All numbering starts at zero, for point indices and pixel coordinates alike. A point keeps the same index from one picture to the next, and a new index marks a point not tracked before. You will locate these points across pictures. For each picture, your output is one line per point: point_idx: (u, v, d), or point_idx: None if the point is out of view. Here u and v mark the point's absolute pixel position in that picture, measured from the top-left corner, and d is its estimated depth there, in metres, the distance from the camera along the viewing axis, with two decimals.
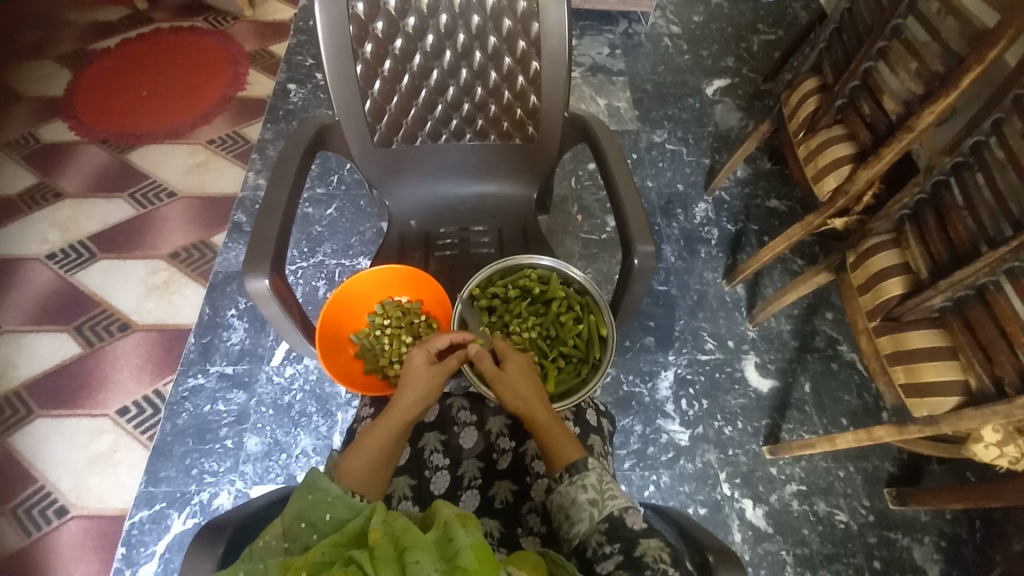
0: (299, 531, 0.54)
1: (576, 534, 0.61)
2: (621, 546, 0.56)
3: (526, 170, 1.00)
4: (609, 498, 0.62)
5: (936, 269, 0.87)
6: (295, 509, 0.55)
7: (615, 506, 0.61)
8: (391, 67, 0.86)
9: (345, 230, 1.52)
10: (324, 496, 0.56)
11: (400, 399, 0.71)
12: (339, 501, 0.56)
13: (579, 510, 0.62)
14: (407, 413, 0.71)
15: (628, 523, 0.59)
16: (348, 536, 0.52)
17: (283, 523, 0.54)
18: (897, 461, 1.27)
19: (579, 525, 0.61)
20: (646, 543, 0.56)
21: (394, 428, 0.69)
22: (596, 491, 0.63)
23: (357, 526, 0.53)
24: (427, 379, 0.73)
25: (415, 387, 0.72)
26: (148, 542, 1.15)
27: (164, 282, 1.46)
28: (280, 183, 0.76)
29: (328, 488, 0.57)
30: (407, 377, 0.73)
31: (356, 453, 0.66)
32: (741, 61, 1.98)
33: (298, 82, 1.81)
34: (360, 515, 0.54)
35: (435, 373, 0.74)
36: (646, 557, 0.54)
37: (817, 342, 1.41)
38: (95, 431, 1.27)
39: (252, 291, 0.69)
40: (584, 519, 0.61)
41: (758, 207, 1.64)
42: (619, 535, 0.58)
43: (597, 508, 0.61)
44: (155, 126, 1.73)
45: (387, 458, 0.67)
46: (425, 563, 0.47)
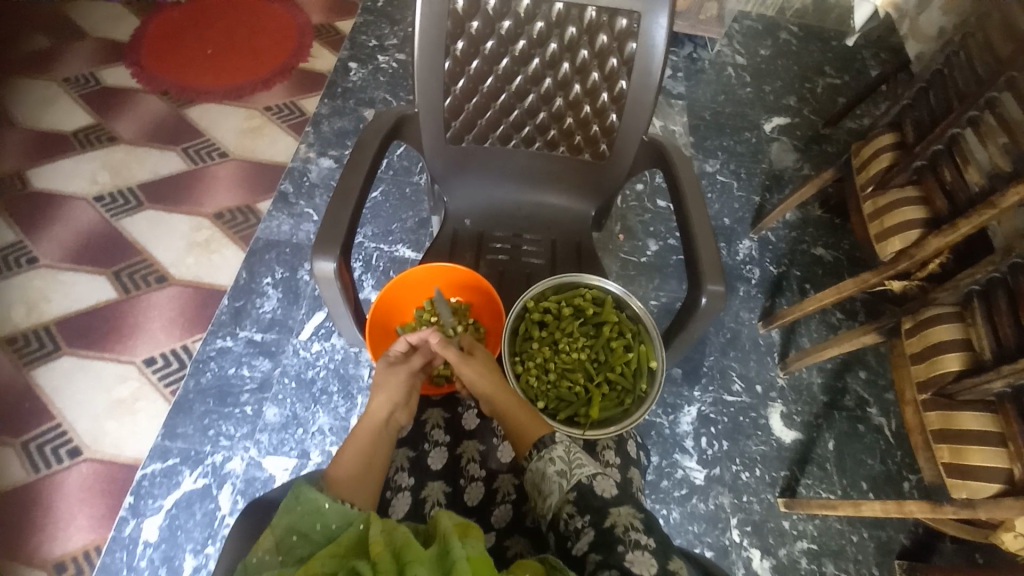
0: (292, 543, 0.53)
1: (549, 508, 0.63)
2: (591, 518, 0.59)
3: (590, 186, 0.98)
4: (577, 468, 0.64)
5: (1000, 352, 0.84)
6: (287, 522, 0.55)
7: (584, 475, 0.63)
8: (477, 67, 0.85)
9: (388, 216, 1.52)
10: (316, 507, 0.56)
11: (371, 406, 0.73)
12: (331, 510, 0.56)
13: (550, 483, 0.64)
14: (382, 417, 0.73)
15: (596, 490, 0.62)
16: (345, 547, 0.52)
17: (274, 536, 0.54)
18: (912, 534, 1.24)
19: (551, 499, 0.64)
20: (616, 512, 0.59)
21: (370, 433, 0.70)
22: (564, 463, 0.65)
23: (353, 537, 0.53)
24: (395, 381, 0.76)
25: (383, 389, 0.75)
26: (157, 495, 1.16)
27: (205, 240, 1.47)
28: (356, 168, 0.75)
29: (317, 498, 0.57)
30: (374, 385, 0.76)
31: (338, 462, 0.66)
32: (804, 103, 1.94)
33: (360, 61, 1.81)
34: (355, 525, 0.54)
35: (399, 372, 0.78)
36: (617, 528, 0.57)
37: (847, 400, 1.38)
38: (120, 377, 1.29)
39: (317, 273, 0.69)
40: (555, 492, 0.63)
41: (803, 253, 1.61)
42: (589, 505, 0.60)
43: (566, 479, 0.63)
44: (216, 85, 1.75)
45: (370, 462, 0.68)
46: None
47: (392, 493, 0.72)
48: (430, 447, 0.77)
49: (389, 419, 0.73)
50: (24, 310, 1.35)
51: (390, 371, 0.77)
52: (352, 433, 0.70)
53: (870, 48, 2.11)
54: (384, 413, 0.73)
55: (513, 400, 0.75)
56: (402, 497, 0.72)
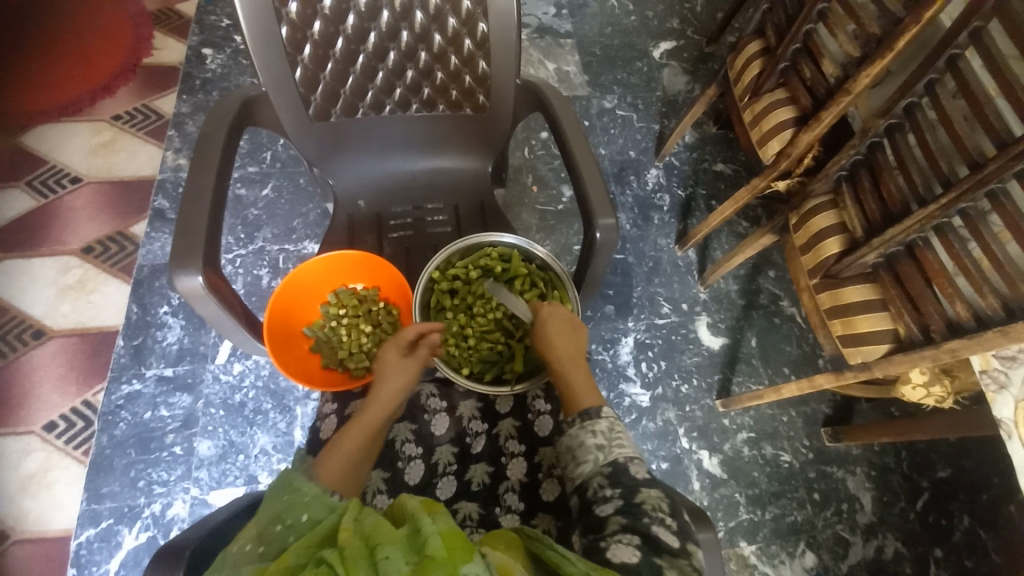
0: (274, 534, 0.51)
1: (581, 474, 0.63)
2: (622, 491, 0.59)
3: (479, 142, 0.95)
4: (617, 446, 0.64)
5: (870, 227, 0.92)
6: (272, 514, 0.53)
7: (622, 454, 0.63)
8: (321, 30, 0.78)
9: (286, 213, 1.41)
10: (299, 497, 0.54)
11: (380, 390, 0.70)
12: (316, 500, 0.54)
13: (585, 452, 0.64)
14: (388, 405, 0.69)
15: (631, 471, 0.61)
16: (321, 536, 0.50)
17: (256, 529, 0.52)
18: (832, 403, 1.39)
19: (584, 467, 0.63)
20: (646, 491, 0.59)
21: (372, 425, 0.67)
22: (604, 438, 0.64)
23: (330, 525, 0.51)
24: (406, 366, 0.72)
25: (394, 379, 0.71)
26: (99, 561, 1.07)
27: (79, 281, 1.30)
28: (204, 166, 0.68)
29: (304, 488, 0.55)
30: (384, 366, 0.72)
31: (334, 451, 0.63)
32: (686, 23, 1.97)
33: (215, 46, 1.61)
34: (334, 513, 0.52)
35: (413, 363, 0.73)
36: (646, 505, 0.57)
37: (762, 299, 1.49)
38: (20, 451, 1.14)
39: (182, 290, 0.62)
40: (590, 462, 0.63)
41: (705, 171, 1.68)
42: (620, 480, 0.60)
43: (603, 453, 0.63)
44: (44, 101, 1.50)
45: (364, 453, 0.65)
46: (396, 558, 0.45)
47: None
48: None
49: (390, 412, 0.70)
50: None
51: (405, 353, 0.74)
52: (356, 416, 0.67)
53: None
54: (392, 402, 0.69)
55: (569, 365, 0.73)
56: None
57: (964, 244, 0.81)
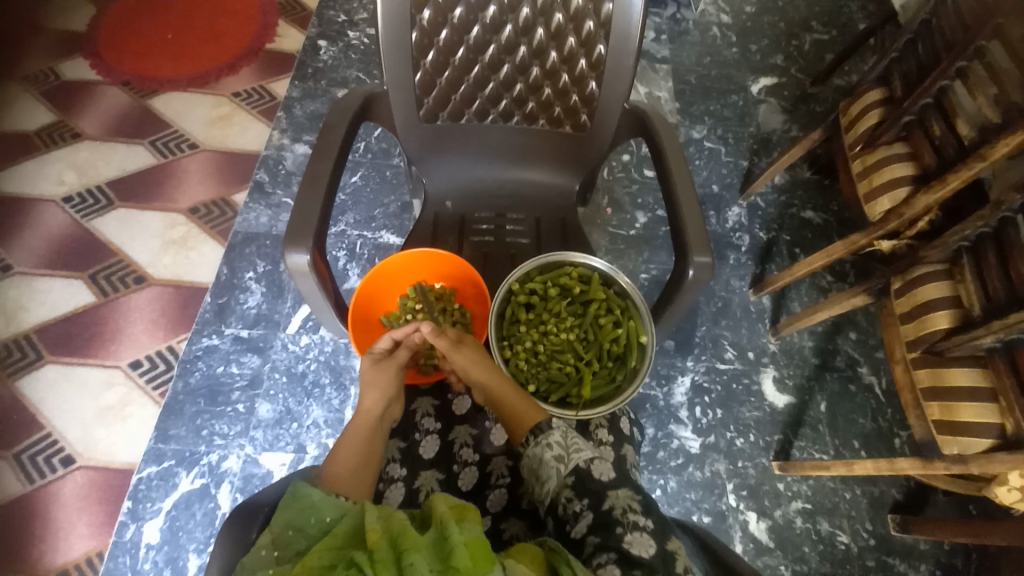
0: (289, 538, 0.54)
1: (547, 493, 0.63)
2: (590, 501, 0.59)
3: (573, 160, 0.95)
4: (574, 452, 0.64)
5: (990, 307, 0.83)
6: (286, 518, 0.55)
7: (581, 459, 0.63)
8: (446, 37, 0.81)
9: (369, 201, 1.48)
10: (312, 502, 0.56)
11: (363, 404, 0.73)
12: (328, 503, 0.56)
13: (547, 468, 0.64)
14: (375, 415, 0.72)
15: (594, 475, 0.62)
16: (340, 539, 0.52)
17: (272, 533, 0.54)
18: (904, 489, 1.27)
19: (548, 484, 0.63)
20: (614, 495, 0.59)
21: (366, 428, 0.70)
22: (561, 448, 0.65)
23: (348, 527, 0.53)
24: (386, 377, 0.75)
25: (376, 387, 0.74)
26: (155, 497, 1.15)
27: (181, 237, 1.42)
28: (324, 154, 0.72)
29: (314, 493, 0.57)
30: (364, 383, 0.75)
31: (336, 461, 0.66)
32: (790, 61, 1.89)
33: (329, 39, 1.73)
34: (349, 515, 0.54)
35: (391, 370, 0.76)
36: (616, 511, 0.58)
37: (838, 361, 1.39)
38: (106, 383, 1.26)
39: (291, 266, 0.66)
40: (552, 477, 0.63)
41: (792, 217, 1.59)
42: (586, 488, 0.61)
43: (562, 464, 0.63)
44: (177, 73, 1.66)
45: (364, 459, 0.68)
46: (421, 565, 0.46)
47: (385, 485, 0.72)
48: (421, 436, 0.77)
49: (382, 416, 0.73)
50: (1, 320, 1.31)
51: (380, 368, 0.76)
52: (348, 430, 0.70)
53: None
54: (379, 410, 0.72)
55: (507, 385, 0.74)
56: (395, 488, 0.72)
57: None
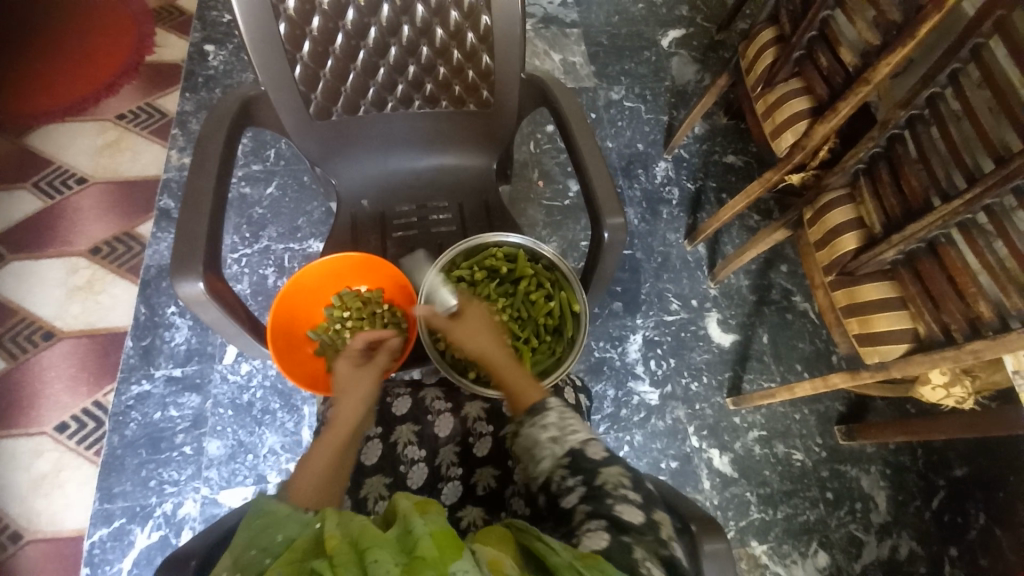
0: (249, 559, 0.49)
1: (541, 472, 0.63)
2: (583, 477, 0.59)
3: (485, 139, 0.93)
4: (570, 434, 0.63)
5: (888, 223, 0.89)
6: (245, 540, 0.51)
7: (576, 440, 0.62)
8: (321, 26, 0.76)
9: (290, 211, 1.40)
10: (273, 516, 0.53)
11: (340, 410, 0.69)
12: (288, 519, 0.52)
13: (542, 448, 0.63)
14: (354, 422, 0.69)
15: (589, 454, 0.61)
16: (300, 551, 0.48)
17: (229, 558, 0.49)
18: (846, 400, 1.36)
19: (542, 464, 0.63)
20: (606, 471, 0.59)
21: (342, 436, 0.67)
22: (557, 429, 0.64)
23: (308, 539, 0.49)
24: (364, 383, 0.73)
25: (353, 393, 0.71)
26: (112, 559, 1.08)
27: (87, 281, 1.30)
28: (203, 170, 0.67)
29: (274, 510, 0.53)
30: (340, 387, 0.72)
31: (306, 468, 0.62)
32: (695, 10, 1.91)
33: (216, 43, 1.60)
34: (310, 527, 0.51)
35: (366, 373, 0.74)
36: (607, 485, 0.57)
37: (773, 294, 1.46)
38: (32, 453, 1.16)
39: (184, 296, 0.61)
40: (547, 456, 0.62)
41: (715, 163, 1.64)
42: (580, 467, 0.60)
43: (558, 445, 0.63)
44: (49, 103, 1.50)
45: (338, 470, 0.64)
46: (386, 561, 0.44)
47: None
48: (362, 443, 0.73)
49: (359, 426, 0.70)
50: None
51: (360, 372, 0.74)
52: (323, 435, 0.66)
53: None
54: (357, 417, 0.69)
55: (506, 359, 0.73)
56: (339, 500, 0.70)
57: (989, 242, 0.78)
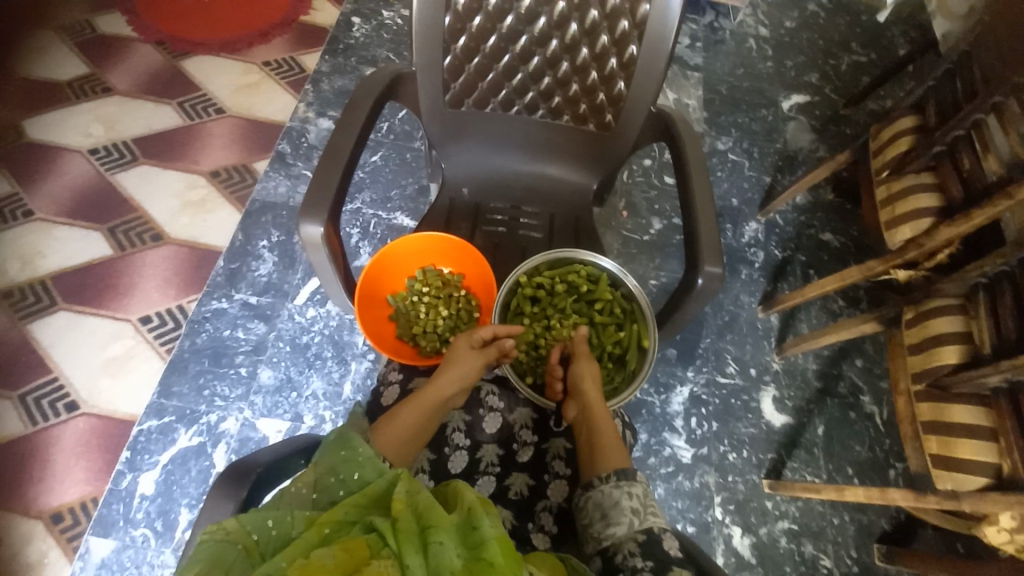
0: (328, 484, 0.56)
1: (609, 536, 0.64)
2: (653, 565, 0.59)
3: (593, 159, 0.95)
4: (651, 515, 0.64)
5: (1000, 346, 0.82)
6: (327, 464, 0.58)
7: (656, 524, 0.63)
8: (479, 24, 0.81)
9: (386, 181, 1.49)
10: (354, 454, 0.58)
11: (440, 378, 0.74)
12: (368, 461, 0.58)
13: (619, 513, 0.64)
14: (446, 393, 0.73)
15: (664, 546, 0.61)
16: (370, 498, 0.54)
17: (313, 474, 0.57)
18: (893, 519, 1.26)
19: (614, 529, 0.64)
20: (676, 571, 0.58)
21: (431, 403, 0.71)
22: (639, 504, 0.65)
23: (380, 488, 0.55)
24: (470, 364, 0.76)
25: (456, 370, 0.75)
26: (152, 451, 1.18)
27: (199, 199, 1.44)
28: (347, 129, 0.73)
29: (360, 448, 0.59)
30: (450, 359, 0.76)
31: (393, 422, 0.68)
32: (826, 80, 1.85)
33: (363, 16, 1.73)
34: (383, 478, 0.55)
35: (477, 358, 0.77)
36: None
37: (840, 387, 1.37)
38: (115, 335, 1.29)
39: (304, 237, 0.67)
40: (623, 524, 0.63)
41: (809, 237, 1.57)
42: (653, 552, 0.60)
43: (638, 519, 0.64)
44: (211, 37, 1.68)
45: (419, 432, 0.70)
46: (448, 547, 0.49)
47: None
48: None
49: (449, 399, 0.74)
50: (20, 263, 1.35)
51: (470, 354, 0.77)
52: (416, 396, 0.71)
53: (900, 24, 1.99)
54: (449, 392, 0.73)
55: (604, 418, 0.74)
56: None
57: None
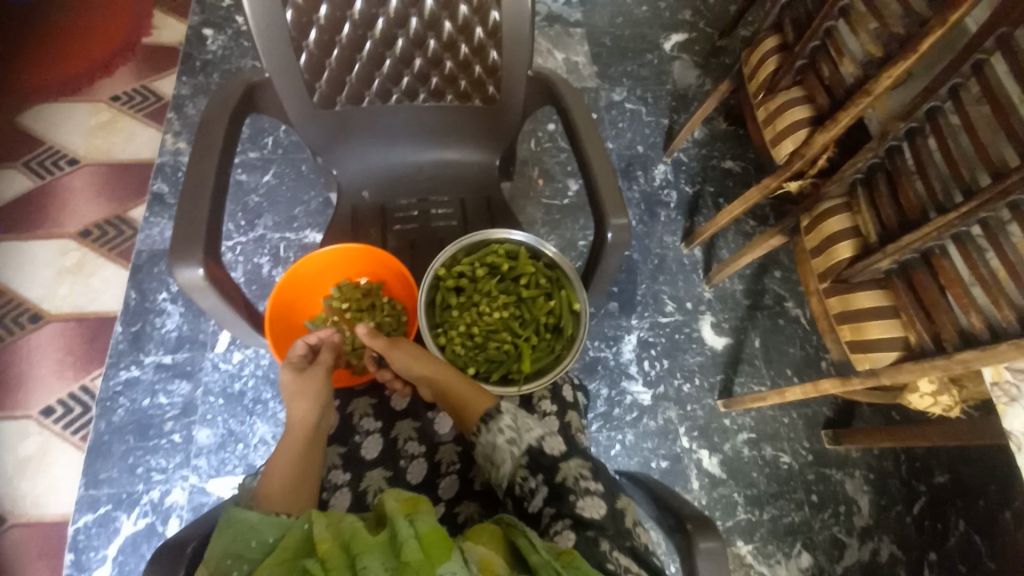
0: (229, 566, 0.52)
1: (503, 476, 0.66)
2: (544, 476, 0.64)
3: (488, 135, 0.93)
4: (525, 433, 0.66)
5: (885, 233, 0.90)
6: (223, 545, 0.53)
7: (533, 439, 0.66)
8: (327, 13, 0.75)
9: (287, 201, 1.39)
10: (252, 525, 0.55)
11: (294, 414, 0.70)
12: (268, 525, 0.55)
13: (501, 453, 0.66)
14: (309, 424, 0.70)
15: (546, 452, 0.65)
16: (283, 555, 0.51)
17: (209, 565, 0.52)
18: (834, 405, 1.38)
19: (503, 467, 0.66)
20: (564, 467, 0.64)
21: (299, 443, 0.67)
22: (513, 430, 0.67)
23: (293, 542, 0.52)
24: (313, 385, 0.74)
25: (306, 396, 0.72)
26: (98, 545, 1.07)
27: (75, 264, 1.28)
28: (205, 152, 0.68)
29: (253, 516, 0.56)
30: (292, 392, 0.73)
31: (268, 479, 0.63)
32: (699, 15, 1.92)
33: (215, 26, 1.57)
34: (295, 530, 0.53)
35: (315, 375, 0.75)
36: (569, 480, 0.62)
37: (766, 300, 1.48)
38: (19, 435, 1.14)
39: (183, 281, 0.63)
40: (507, 459, 0.66)
41: (714, 168, 1.65)
42: (540, 465, 0.64)
43: (516, 447, 0.66)
44: (38, 79, 1.46)
45: (303, 472, 0.65)
46: (375, 563, 0.47)
47: (329, 492, 0.71)
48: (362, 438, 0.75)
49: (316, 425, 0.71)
50: None
51: (306, 376, 0.75)
52: (280, 446, 0.67)
53: None
54: (312, 420, 0.71)
55: (450, 374, 0.74)
56: (341, 493, 0.71)
57: (982, 254, 0.80)
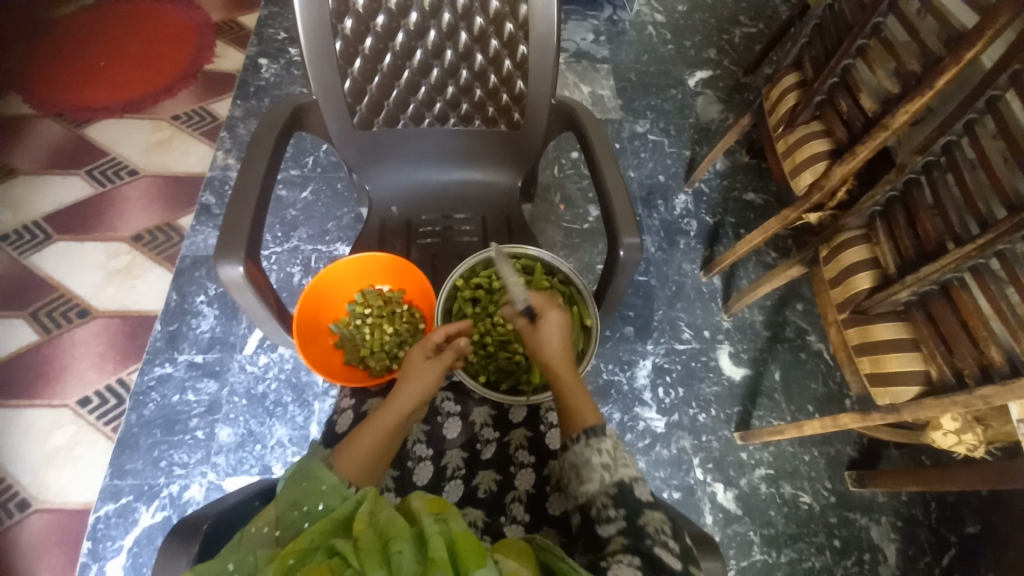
0: (292, 518, 0.55)
1: (584, 492, 0.63)
2: (625, 513, 0.59)
3: (511, 158, 0.98)
4: (622, 466, 0.63)
5: (903, 264, 0.90)
6: (291, 494, 0.57)
7: (627, 475, 0.62)
8: (372, 45, 0.83)
9: (321, 215, 1.47)
10: (318, 485, 0.58)
11: (397, 397, 0.70)
12: (332, 490, 0.57)
13: (591, 471, 0.63)
14: (406, 410, 0.70)
15: (636, 492, 0.61)
16: (333, 524, 0.53)
17: (276, 511, 0.56)
18: (858, 446, 1.33)
19: (588, 485, 0.63)
20: (650, 514, 0.58)
21: (388, 426, 0.68)
22: (609, 458, 0.64)
23: (345, 513, 0.54)
24: (425, 377, 0.72)
25: (412, 386, 0.71)
26: (115, 536, 1.11)
27: (125, 266, 1.38)
28: (253, 166, 0.74)
29: (323, 478, 0.58)
30: (407, 373, 0.73)
31: (350, 449, 0.65)
32: (723, 54, 1.98)
33: (270, 57, 1.72)
34: (349, 502, 0.55)
35: (434, 367, 0.73)
36: (649, 527, 0.57)
37: (787, 332, 1.45)
38: (54, 424, 1.21)
39: (224, 279, 0.68)
40: (595, 480, 0.62)
41: (735, 200, 1.67)
42: (625, 500, 0.60)
43: (608, 472, 0.62)
44: (109, 100, 1.62)
45: (379, 455, 0.67)
46: (407, 554, 0.47)
47: None
48: None
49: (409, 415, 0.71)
50: None
51: (428, 365, 0.73)
52: (373, 416, 0.69)
53: None
54: (410, 408, 0.70)
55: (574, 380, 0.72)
56: None
57: (1001, 287, 0.79)
